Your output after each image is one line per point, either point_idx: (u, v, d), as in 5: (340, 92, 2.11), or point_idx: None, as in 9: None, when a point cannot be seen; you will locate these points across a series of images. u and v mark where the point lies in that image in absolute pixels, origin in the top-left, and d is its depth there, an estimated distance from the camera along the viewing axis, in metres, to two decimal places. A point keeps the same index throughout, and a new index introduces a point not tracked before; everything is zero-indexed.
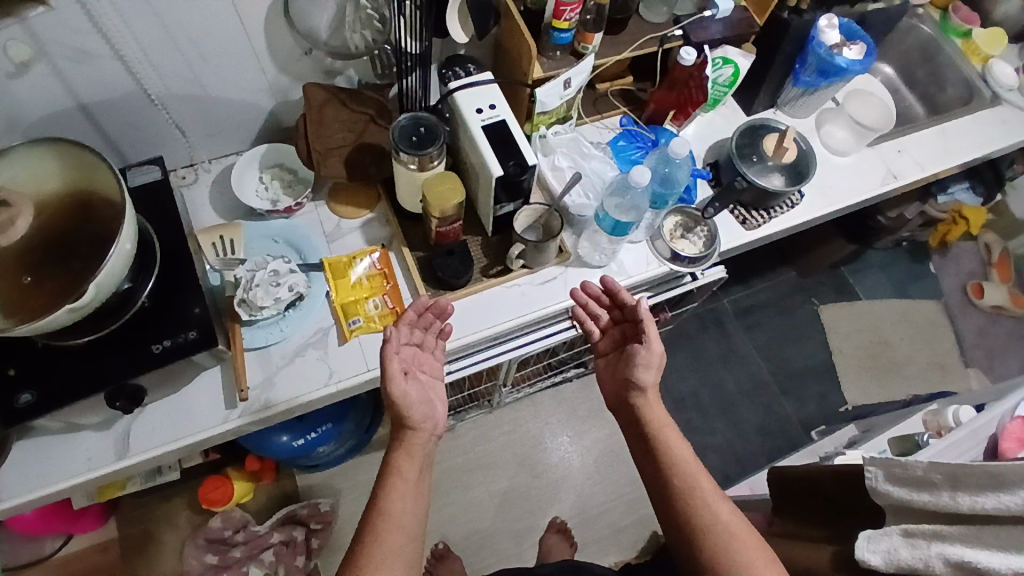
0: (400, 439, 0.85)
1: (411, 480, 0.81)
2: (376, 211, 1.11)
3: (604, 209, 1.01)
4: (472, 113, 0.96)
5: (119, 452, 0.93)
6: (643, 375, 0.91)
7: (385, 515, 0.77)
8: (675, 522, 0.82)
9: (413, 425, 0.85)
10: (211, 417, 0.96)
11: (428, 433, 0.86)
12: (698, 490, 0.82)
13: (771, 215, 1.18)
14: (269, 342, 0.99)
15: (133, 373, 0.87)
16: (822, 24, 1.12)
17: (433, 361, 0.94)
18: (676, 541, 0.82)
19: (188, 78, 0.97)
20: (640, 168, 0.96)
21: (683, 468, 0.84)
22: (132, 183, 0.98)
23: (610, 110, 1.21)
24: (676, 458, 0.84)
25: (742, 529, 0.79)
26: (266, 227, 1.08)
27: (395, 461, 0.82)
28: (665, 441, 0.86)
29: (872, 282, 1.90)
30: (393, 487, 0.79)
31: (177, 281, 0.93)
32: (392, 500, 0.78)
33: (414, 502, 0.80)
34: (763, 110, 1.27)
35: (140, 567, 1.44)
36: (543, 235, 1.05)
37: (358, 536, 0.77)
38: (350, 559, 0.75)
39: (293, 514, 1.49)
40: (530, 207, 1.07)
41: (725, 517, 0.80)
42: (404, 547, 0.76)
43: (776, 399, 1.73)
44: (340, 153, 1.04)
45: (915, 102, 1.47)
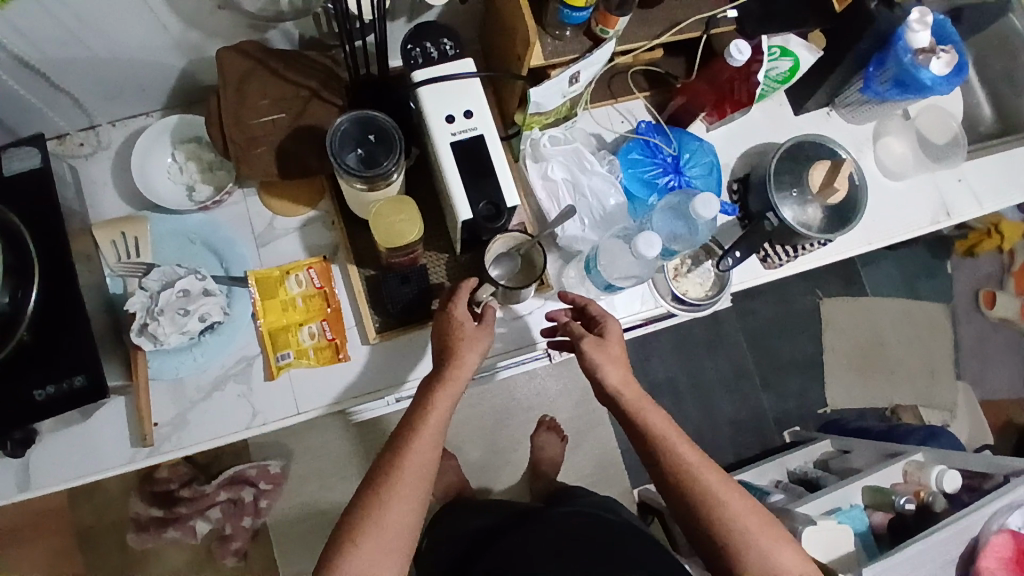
0: (440, 379, 0.73)
1: (436, 431, 0.71)
2: (320, 209, 0.90)
3: (597, 257, 0.83)
4: (440, 122, 0.72)
5: (18, 484, 0.81)
6: (607, 372, 0.75)
7: (397, 468, 0.69)
8: (677, 502, 0.74)
9: (457, 364, 0.73)
10: (117, 454, 0.83)
11: (463, 383, 0.74)
12: (690, 470, 0.72)
13: (798, 252, 0.99)
14: (181, 373, 0.83)
15: (15, 424, 0.73)
16: (913, 20, 0.88)
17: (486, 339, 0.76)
18: (685, 520, 0.74)
19: (64, 40, 0.71)
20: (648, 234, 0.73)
21: (672, 445, 0.73)
22: (6, 173, 0.77)
23: (627, 95, 0.95)
24: (661, 438, 0.73)
25: (740, 502, 0.72)
26: (178, 221, 0.86)
27: (432, 401, 0.72)
28: (647, 422, 0.74)
29: (882, 276, 1.73)
30: (416, 437, 0.70)
31: (60, 308, 0.75)
32: (407, 461, 0.69)
33: (431, 460, 0.71)
34: (815, 109, 1.05)
35: (87, 511, 1.42)
36: (521, 272, 0.86)
37: (363, 495, 0.69)
38: (353, 521, 0.68)
39: (241, 475, 1.43)
40: (508, 233, 0.84)
41: (711, 487, 0.72)
42: (415, 508, 0.69)
43: (755, 393, 1.64)
44: (268, 142, 0.80)
45: (983, 100, 1.16)
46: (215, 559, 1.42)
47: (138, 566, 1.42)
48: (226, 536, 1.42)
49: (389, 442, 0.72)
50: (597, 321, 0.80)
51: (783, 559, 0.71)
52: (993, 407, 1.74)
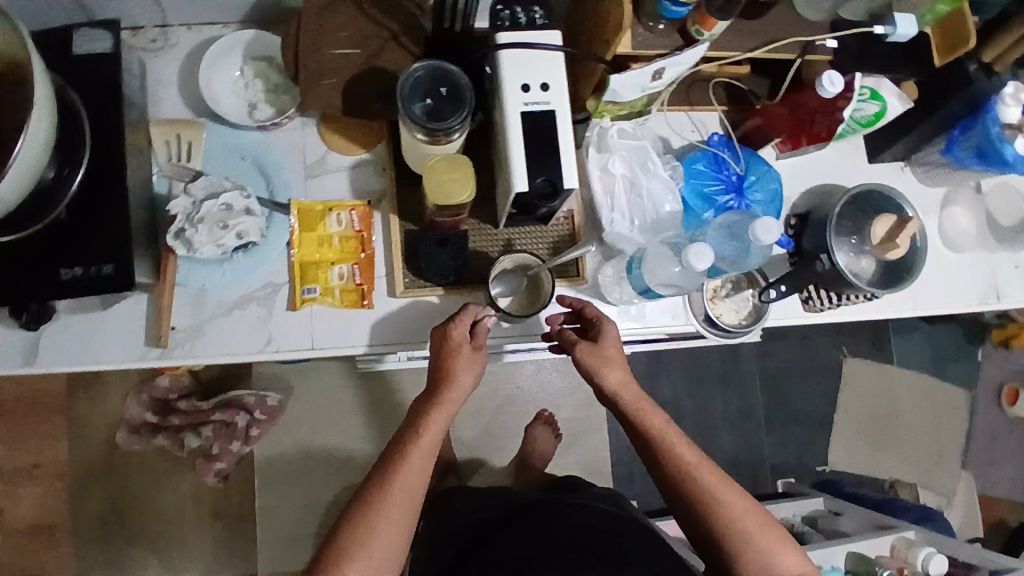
0: (435, 399, 0.77)
1: (427, 450, 0.75)
2: (373, 153, 0.89)
3: (643, 261, 0.81)
4: (514, 89, 0.70)
5: (24, 358, 0.83)
6: (606, 373, 0.77)
7: (387, 485, 0.73)
8: (677, 503, 0.76)
9: (453, 387, 0.77)
10: (127, 350, 0.83)
11: (458, 401, 0.78)
12: (690, 470, 0.75)
13: (842, 301, 0.96)
14: (207, 285, 0.84)
15: (40, 296, 0.74)
16: (1006, 93, 0.87)
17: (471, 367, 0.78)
18: (687, 522, 0.76)
19: None
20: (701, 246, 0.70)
21: (672, 447, 0.76)
22: (75, 52, 0.76)
23: (704, 106, 0.93)
24: (660, 438, 0.76)
25: (739, 504, 0.74)
26: (234, 137, 0.86)
27: (425, 424, 0.76)
28: (645, 424, 0.77)
29: (911, 348, 1.68)
30: (405, 459, 0.75)
31: (101, 191, 0.75)
32: (397, 481, 0.74)
33: (421, 478, 0.75)
34: (889, 162, 1.02)
35: (84, 401, 1.45)
36: (522, 304, 0.88)
37: (356, 506, 0.74)
38: (346, 529, 0.73)
39: (239, 399, 1.43)
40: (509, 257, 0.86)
41: (709, 486, 0.74)
42: (400, 527, 0.73)
43: (758, 435, 1.59)
44: (339, 75, 0.79)
45: None
46: (197, 474, 1.43)
47: (120, 464, 1.45)
48: (211, 456, 1.42)
49: (389, 446, 0.77)
50: (593, 324, 0.81)
51: (784, 560, 0.73)
52: (992, 504, 1.69)
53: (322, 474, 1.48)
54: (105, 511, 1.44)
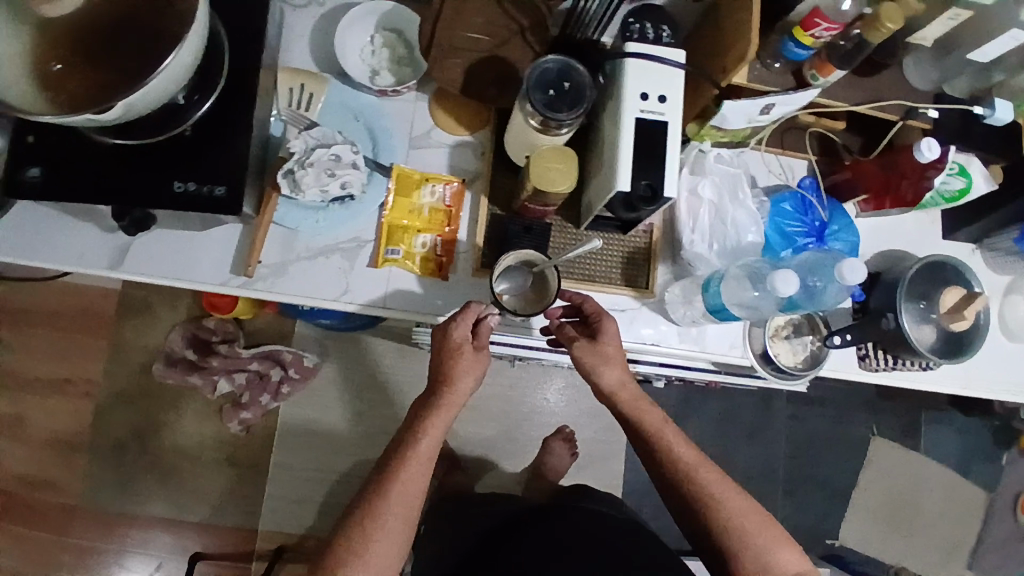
0: (435, 402, 0.82)
1: (424, 454, 0.81)
2: (476, 136, 0.94)
3: (722, 281, 0.79)
4: (634, 96, 0.74)
5: (112, 261, 0.86)
6: (602, 371, 0.82)
7: (394, 476, 0.80)
8: (675, 498, 0.83)
9: (451, 390, 0.82)
10: (210, 273, 0.87)
11: (458, 402, 0.83)
12: (684, 467, 0.82)
13: (897, 364, 0.97)
14: (300, 227, 0.88)
15: (148, 203, 0.77)
16: None
17: (473, 366, 0.81)
18: (687, 519, 0.83)
19: None
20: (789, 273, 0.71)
21: (668, 445, 0.83)
22: None
23: (796, 152, 0.96)
24: (658, 436, 0.83)
25: (739, 503, 0.80)
26: (352, 97, 0.91)
27: (428, 423, 0.81)
28: (642, 420, 0.84)
29: (942, 440, 1.65)
30: (403, 464, 0.80)
31: (226, 116, 0.79)
32: (394, 487, 0.79)
33: (419, 480, 0.81)
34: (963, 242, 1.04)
35: (129, 327, 1.49)
36: (524, 305, 0.86)
37: (358, 507, 0.80)
38: (349, 530, 0.78)
39: (277, 354, 1.47)
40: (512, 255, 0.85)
41: (708, 483, 0.81)
42: (398, 533, 0.79)
43: (774, 495, 1.57)
44: (464, 57, 0.84)
45: None
46: (223, 419, 1.46)
47: (149, 395, 1.47)
48: (242, 403, 1.46)
49: (397, 438, 0.83)
50: (594, 320, 0.83)
51: (779, 557, 0.79)
52: None
53: (339, 444, 1.50)
54: (125, 437, 1.46)
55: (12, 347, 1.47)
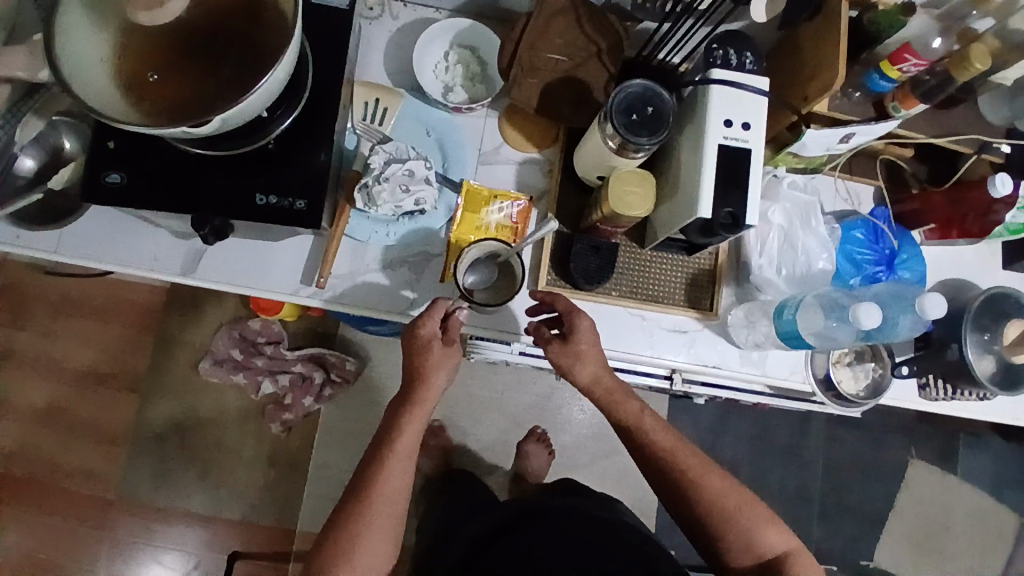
0: (410, 398, 0.81)
1: (402, 451, 0.80)
2: (544, 153, 0.94)
3: (797, 309, 0.77)
4: (717, 122, 0.74)
5: (184, 268, 0.86)
6: (575, 367, 0.81)
7: (377, 470, 0.80)
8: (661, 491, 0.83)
9: (424, 386, 0.81)
10: (281, 283, 0.88)
11: (434, 397, 0.82)
12: (668, 459, 0.82)
13: (957, 394, 0.95)
14: (369, 240, 0.88)
15: (231, 215, 0.78)
16: None
17: (443, 359, 0.81)
18: (673, 504, 0.83)
19: None
20: (872, 306, 0.70)
21: (650, 438, 0.83)
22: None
23: (864, 178, 0.96)
24: (643, 429, 0.83)
25: (719, 485, 0.81)
26: (425, 112, 0.92)
27: (405, 418, 0.81)
28: (622, 414, 0.83)
29: (981, 466, 1.62)
30: (383, 464, 0.80)
31: (309, 130, 0.80)
32: (377, 488, 0.79)
33: (401, 477, 0.81)
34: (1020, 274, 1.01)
35: (174, 324, 1.50)
36: (493, 297, 0.89)
37: (344, 508, 0.80)
38: (336, 532, 0.79)
39: (321, 356, 1.50)
40: (474, 249, 0.86)
41: (689, 467, 0.81)
42: (389, 524, 0.80)
43: (809, 516, 1.56)
44: (540, 76, 0.85)
45: None
46: (265, 420, 1.48)
47: (193, 391, 1.48)
48: (284, 405, 1.48)
49: (378, 431, 0.83)
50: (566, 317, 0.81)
51: (767, 541, 0.80)
52: None
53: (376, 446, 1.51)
54: (168, 433, 1.48)
55: (58, 338, 1.48)
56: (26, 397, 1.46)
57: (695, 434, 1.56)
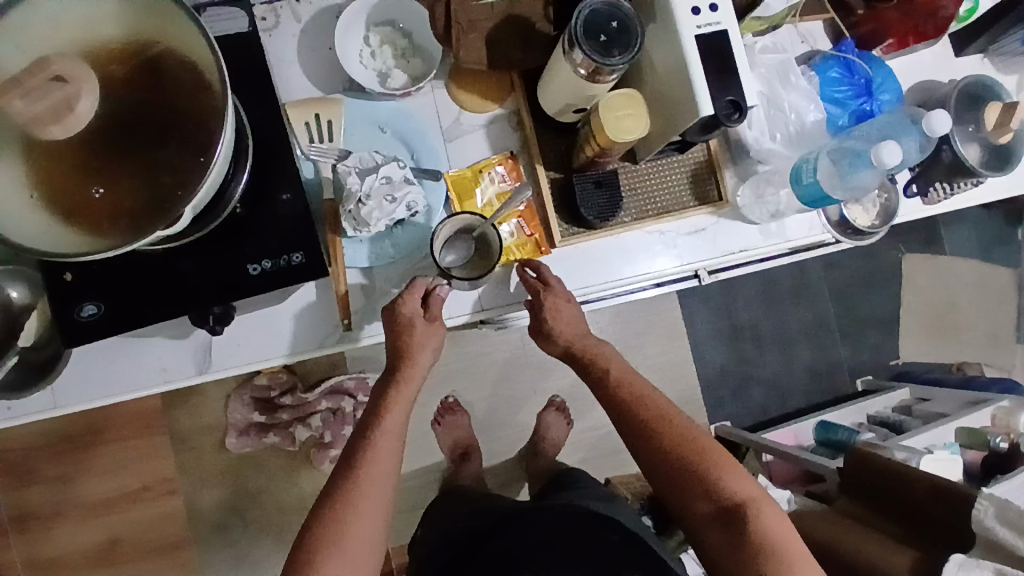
0: (395, 378, 0.80)
1: (392, 431, 0.77)
2: (506, 106, 0.88)
3: (814, 170, 0.82)
4: (686, 14, 0.71)
5: (198, 366, 0.80)
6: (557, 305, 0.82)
7: (355, 472, 0.74)
8: (636, 435, 0.80)
9: (410, 364, 0.80)
10: (302, 342, 0.82)
11: (419, 376, 0.81)
12: (647, 397, 0.81)
13: (955, 190, 0.98)
14: (373, 263, 0.83)
15: (232, 298, 0.71)
16: None
17: (427, 335, 0.80)
18: (641, 452, 0.80)
19: None
20: (891, 144, 0.75)
21: (626, 377, 0.83)
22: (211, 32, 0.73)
23: (814, 14, 0.94)
24: (618, 370, 0.84)
25: (685, 425, 0.79)
26: (371, 108, 0.84)
27: (388, 405, 0.79)
28: (599, 358, 0.85)
29: (960, 237, 1.74)
30: (373, 442, 0.76)
31: (270, 177, 0.73)
32: (365, 466, 0.74)
33: (390, 460, 0.76)
34: (970, 57, 1.01)
35: (182, 413, 1.43)
36: (472, 274, 0.84)
37: (329, 493, 0.74)
38: (321, 521, 0.71)
39: (340, 385, 1.44)
40: (450, 224, 0.81)
41: (658, 406, 0.80)
42: (365, 538, 0.71)
43: (833, 342, 1.66)
44: (483, 27, 0.78)
45: None
46: (314, 465, 1.44)
47: (231, 468, 1.43)
48: (325, 444, 1.43)
49: (354, 433, 0.78)
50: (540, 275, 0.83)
51: (741, 484, 0.75)
52: None
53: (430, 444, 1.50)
54: (224, 517, 1.43)
55: (73, 476, 1.40)
56: (70, 545, 1.39)
57: (713, 312, 1.61)
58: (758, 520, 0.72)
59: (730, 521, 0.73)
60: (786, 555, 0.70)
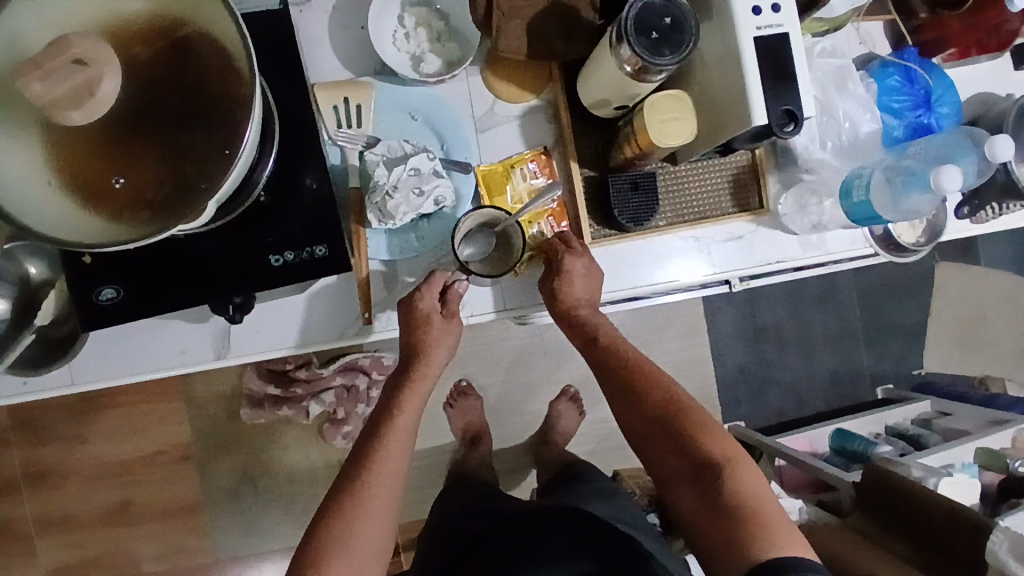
0: (410, 372, 0.80)
1: (404, 430, 0.77)
2: (543, 98, 0.83)
3: (867, 188, 0.77)
4: (746, 14, 0.66)
5: (217, 351, 0.79)
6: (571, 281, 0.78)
7: (366, 474, 0.73)
8: (620, 394, 0.80)
9: (425, 362, 0.79)
10: (321, 332, 0.80)
11: (433, 373, 0.81)
12: (635, 361, 0.81)
13: (1005, 210, 0.93)
14: (397, 256, 0.80)
15: (252, 288, 0.69)
16: None
17: (443, 334, 0.78)
18: (625, 413, 0.80)
19: None
20: (953, 170, 0.72)
21: (616, 339, 0.82)
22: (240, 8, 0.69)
23: (877, 14, 0.87)
24: (609, 332, 0.82)
25: (672, 390, 0.78)
26: (403, 94, 0.81)
27: (403, 401, 0.78)
28: (592, 320, 0.82)
29: (998, 249, 1.68)
30: (382, 442, 0.75)
31: (295, 164, 0.70)
32: (375, 466, 0.73)
33: (400, 461, 0.76)
34: None
35: (198, 381, 1.44)
36: (489, 269, 0.81)
37: (338, 492, 0.73)
38: (331, 521, 0.70)
39: (354, 363, 1.43)
40: (475, 216, 0.77)
41: (647, 373, 0.79)
42: (375, 539, 0.71)
43: (857, 348, 1.62)
44: (526, 15, 0.73)
45: None
46: (326, 440, 1.45)
47: (245, 438, 1.44)
48: (338, 419, 1.43)
49: (364, 432, 0.77)
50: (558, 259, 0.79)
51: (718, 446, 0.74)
52: None
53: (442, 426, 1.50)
54: (236, 484, 1.44)
55: (91, 436, 1.42)
56: (87, 503, 1.42)
57: (736, 311, 1.57)
58: (734, 479, 0.71)
59: (702, 480, 0.72)
60: (757, 512, 0.68)
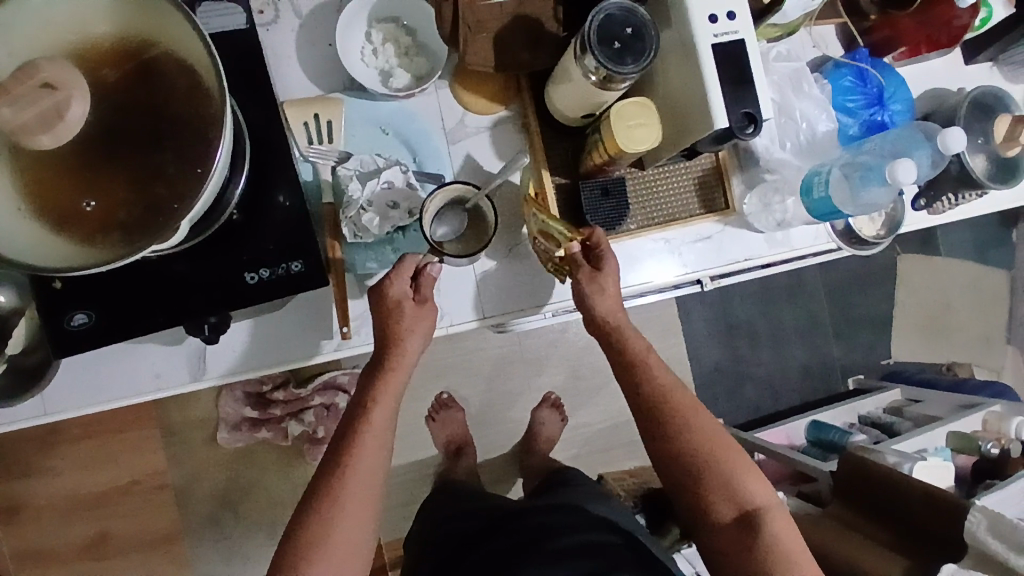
0: (381, 366, 0.75)
1: (380, 426, 0.73)
2: (511, 108, 0.85)
3: (827, 184, 0.81)
4: (704, 23, 0.68)
5: (193, 373, 0.78)
6: (596, 301, 0.76)
7: (340, 471, 0.71)
8: (656, 431, 0.76)
9: (400, 351, 0.75)
10: (299, 349, 0.79)
11: (409, 364, 0.76)
12: (672, 396, 0.76)
13: (959, 201, 0.98)
14: (372, 270, 0.80)
15: (228, 307, 0.69)
16: None
17: (416, 325, 0.75)
18: (657, 447, 0.77)
19: None
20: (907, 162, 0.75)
21: (651, 364, 0.77)
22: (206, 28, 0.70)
23: (828, 19, 0.91)
24: (642, 355, 0.77)
25: (706, 423, 0.76)
26: (373, 108, 0.82)
27: (376, 396, 0.74)
28: (620, 339, 0.77)
29: (955, 239, 1.75)
30: (357, 446, 0.72)
31: (267, 180, 0.70)
32: (351, 466, 0.71)
33: (377, 461, 0.73)
34: (980, 65, 1.00)
35: (173, 408, 1.40)
36: (463, 248, 0.81)
37: (311, 493, 0.72)
38: (308, 526, 0.70)
39: (333, 380, 1.41)
40: (440, 193, 0.76)
41: (682, 405, 0.76)
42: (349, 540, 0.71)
43: (827, 341, 1.67)
44: (492, 28, 0.75)
45: None
46: (307, 459, 1.42)
47: (223, 462, 1.42)
48: (318, 439, 1.41)
49: (338, 427, 0.74)
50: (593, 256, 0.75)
51: (755, 493, 0.74)
52: None
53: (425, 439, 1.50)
54: (216, 510, 1.41)
55: (62, 470, 1.38)
56: (59, 539, 1.37)
57: (710, 311, 1.60)
58: (771, 529, 0.72)
59: (738, 528, 0.73)
60: (792, 565, 0.71)
